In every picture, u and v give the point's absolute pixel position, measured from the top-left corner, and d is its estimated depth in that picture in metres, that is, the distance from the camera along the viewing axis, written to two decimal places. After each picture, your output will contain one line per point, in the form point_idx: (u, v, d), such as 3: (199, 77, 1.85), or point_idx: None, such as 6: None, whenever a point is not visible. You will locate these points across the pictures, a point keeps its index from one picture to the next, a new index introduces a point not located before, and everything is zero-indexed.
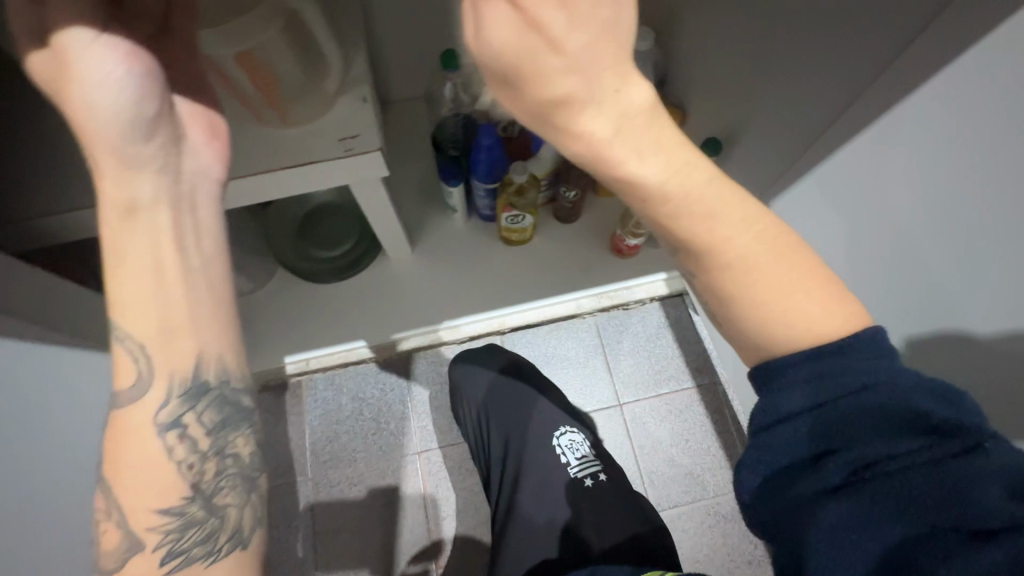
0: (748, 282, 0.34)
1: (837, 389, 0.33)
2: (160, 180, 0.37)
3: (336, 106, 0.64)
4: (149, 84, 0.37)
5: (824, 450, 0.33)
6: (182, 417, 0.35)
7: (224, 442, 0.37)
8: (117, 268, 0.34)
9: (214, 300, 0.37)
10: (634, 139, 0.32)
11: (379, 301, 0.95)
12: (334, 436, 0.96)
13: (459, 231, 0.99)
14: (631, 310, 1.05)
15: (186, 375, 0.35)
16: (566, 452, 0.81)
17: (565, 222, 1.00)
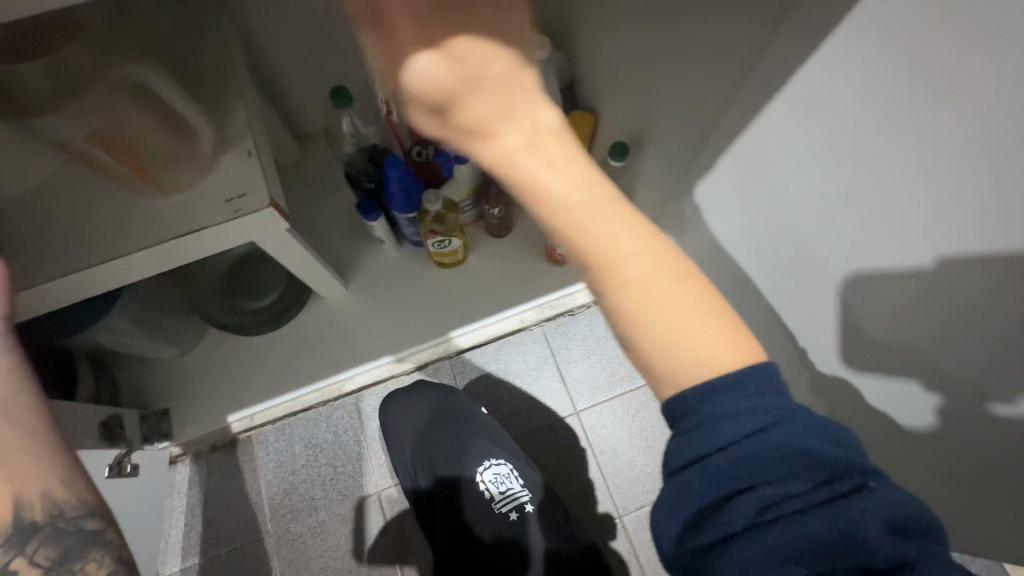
0: (656, 323, 0.31)
1: (764, 421, 0.30)
2: None
3: (219, 165, 0.60)
4: None
5: (735, 489, 0.30)
6: (9, 564, 0.32)
7: (71, 574, 0.33)
8: None
9: (24, 434, 0.33)
10: (546, 155, 0.29)
11: (318, 344, 0.93)
12: (292, 487, 0.94)
13: (391, 262, 0.97)
14: (577, 314, 1.04)
15: (2, 524, 0.31)
16: (490, 487, 0.83)
17: (497, 238, 0.99)
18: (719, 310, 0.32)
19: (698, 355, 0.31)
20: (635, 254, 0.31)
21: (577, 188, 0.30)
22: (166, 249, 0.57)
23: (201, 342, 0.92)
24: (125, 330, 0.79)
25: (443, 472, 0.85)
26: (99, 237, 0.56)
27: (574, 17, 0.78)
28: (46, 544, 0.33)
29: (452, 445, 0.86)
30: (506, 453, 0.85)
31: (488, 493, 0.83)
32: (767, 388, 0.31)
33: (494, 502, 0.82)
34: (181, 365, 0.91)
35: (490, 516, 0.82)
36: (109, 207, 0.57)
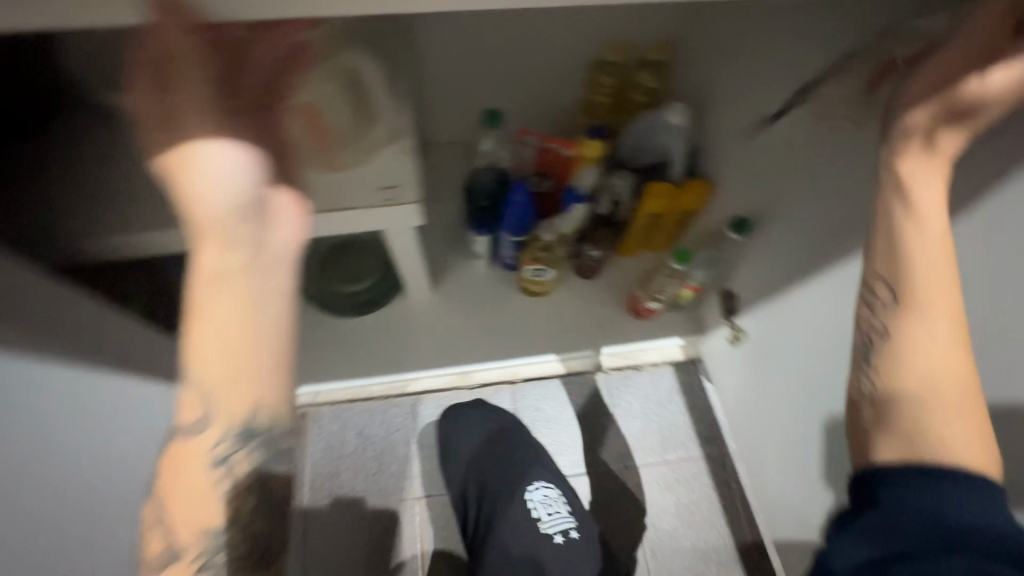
0: (917, 372, 0.42)
1: (973, 509, 0.36)
2: (245, 254, 0.42)
3: (382, 155, 0.64)
4: (257, 170, 0.42)
5: (928, 542, 0.35)
6: (231, 454, 0.45)
7: (263, 475, 0.48)
8: (200, 320, 0.42)
9: (277, 359, 0.45)
10: (926, 193, 0.41)
11: (396, 338, 0.97)
12: (335, 472, 0.95)
13: (480, 277, 1.00)
14: (643, 371, 1.04)
15: (243, 422, 0.44)
16: (538, 507, 0.82)
17: (587, 278, 1.01)
18: (952, 367, 0.41)
19: (944, 406, 0.41)
20: (945, 288, 0.42)
21: (940, 226, 0.41)
22: None
23: None
24: None
25: (493, 490, 0.86)
26: None
27: (719, 91, 0.82)
28: (256, 449, 0.46)
29: (502, 461, 0.88)
30: (557, 479, 0.87)
31: (536, 513, 0.82)
32: (987, 497, 0.36)
33: (542, 523, 0.81)
34: None
35: (533, 534, 0.81)
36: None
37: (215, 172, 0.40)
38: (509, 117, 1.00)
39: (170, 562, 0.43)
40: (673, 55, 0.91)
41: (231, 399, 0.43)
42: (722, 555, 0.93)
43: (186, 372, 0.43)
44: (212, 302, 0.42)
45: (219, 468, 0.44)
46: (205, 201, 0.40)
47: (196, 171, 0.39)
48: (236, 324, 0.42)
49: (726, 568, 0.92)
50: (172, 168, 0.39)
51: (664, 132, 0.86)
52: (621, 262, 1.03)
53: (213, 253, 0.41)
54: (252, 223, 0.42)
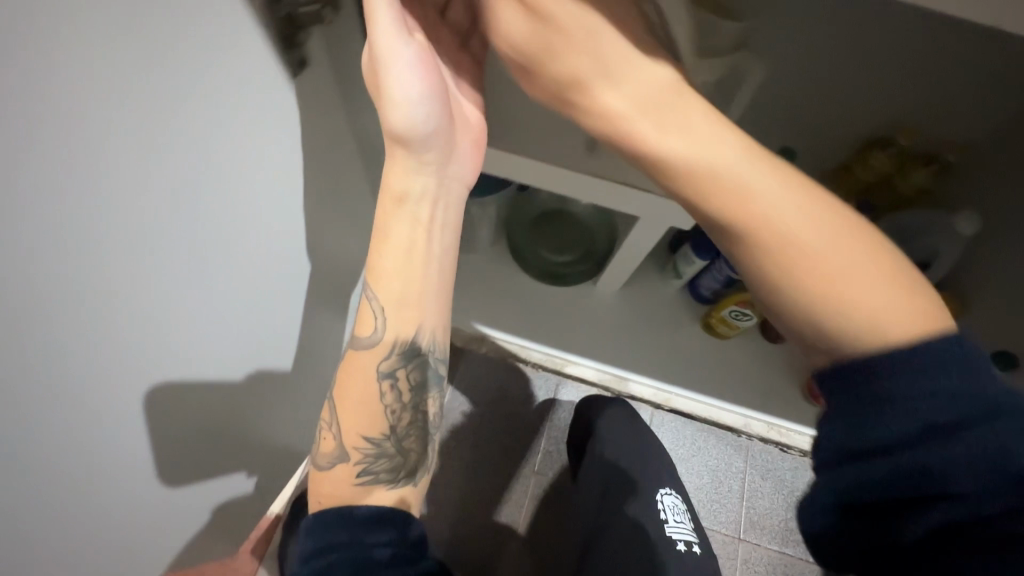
0: (811, 274, 0.40)
1: (911, 388, 0.34)
2: (428, 176, 0.55)
3: None
4: (433, 95, 0.50)
5: (933, 469, 0.33)
6: (395, 371, 0.57)
7: (418, 401, 0.60)
8: (383, 238, 0.55)
9: (445, 282, 0.59)
10: (739, 174, 0.42)
11: (569, 320, 0.98)
12: (469, 415, 1.01)
13: (667, 298, 1.00)
14: (787, 454, 0.99)
15: (411, 340, 0.58)
16: (667, 511, 0.83)
17: (770, 341, 0.98)
18: (866, 279, 0.40)
19: (877, 310, 0.38)
20: (839, 230, 0.41)
21: (805, 213, 0.41)
22: None
23: (487, 254, 1.01)
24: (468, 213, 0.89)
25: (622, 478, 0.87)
26: None
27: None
28: (414, 369, 0.59)
29: (633, 458, 0.90)
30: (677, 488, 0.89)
31: (665, 515, 0.82)
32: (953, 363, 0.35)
33: (669, 525, 0.81)
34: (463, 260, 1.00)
35: (660, 537, 0.79)
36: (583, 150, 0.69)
37: (398, 78, 0.47)
38: None
39: (338, 461, 0.56)
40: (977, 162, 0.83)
41: (398, 317, 0.57)
42: None
43: (370, 291, 0.56)
44: (394, 223, 0.55)
45: (385, 382, 0.57)
46: (399, 124, 0.50)
47: (389, 65, 0.47)
48: (410, 254, 0.56)
49: None
50: (371, 68, 0.48)
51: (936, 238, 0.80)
52: None
53: (405, 171, 0.54)
54: (431, 168, 0.55)
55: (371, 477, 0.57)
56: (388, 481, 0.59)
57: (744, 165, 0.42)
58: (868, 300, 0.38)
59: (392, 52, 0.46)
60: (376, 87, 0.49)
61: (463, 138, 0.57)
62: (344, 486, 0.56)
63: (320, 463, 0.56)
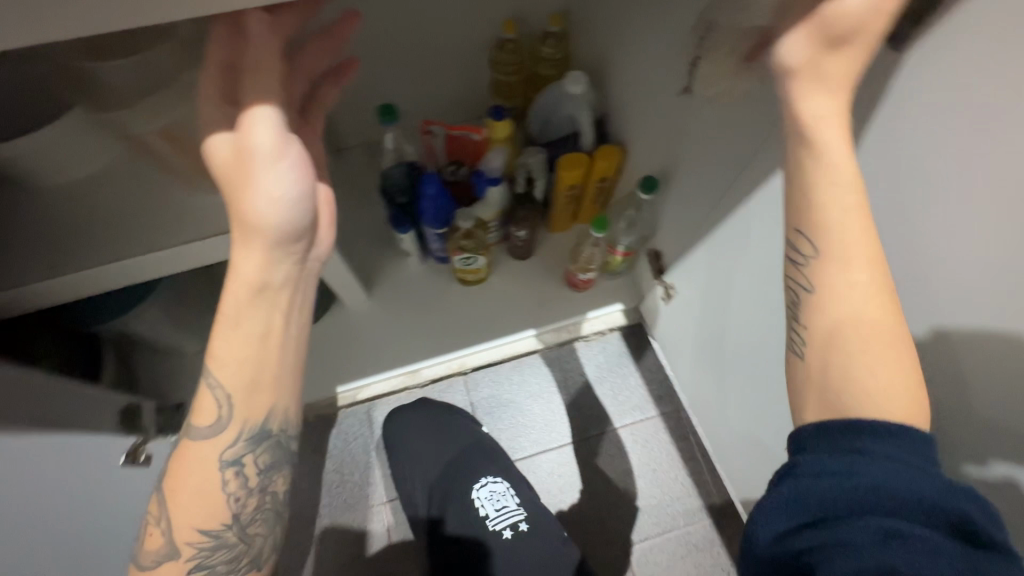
0: (829, 226, 0.37)
1: (877, 459, 0.33)
2: (288, 264, 0.50)
3: None
4: (304, 195, 0.47)
5: (857, 510, 0.32)
6: (240, 457, 0.50)
7: (267, 481, 0.53)
8: (228, 323, 0.48)
9: (284, 364, 0.51)
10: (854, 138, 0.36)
11: (337, 348, 0.96)
12: (299, 492, 0.95)
13: (415, 274, 1.00)
14: (592, 341, 1.06)
15: (257, 422, 0.51)
16: (485, 505, 0.82)
17: (519, 259, 1.01)
18: (868, 247, 0.37)
19: (860, 325, 0.37)
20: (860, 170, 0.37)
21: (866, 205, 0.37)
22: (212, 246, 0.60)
23: None
24: (158, 321, 0.82)
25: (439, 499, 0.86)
26: (153, 229, 0.59)
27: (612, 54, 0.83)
28: (264, 450, 0.52)
29: (437, 460, 0.89)
30: (504, 472, 0.87)
31: (484, 510, 0.82)
32: (908, 449, 0.33)
33: (489, 520, 0.81)
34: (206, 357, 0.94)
35: (484, 533, 0.81)
36: None
37: (269, 200, 0.45)
38: (418, 107, 0.99)
39: (165, 559, 0.48)
40: (571, 24, 0.91)
41: (249, 401, 0.50)
42: (688, 506, 0.95)
43: (209, 375, 0.48)
44: (249, 308, 0.48)
45: (229, 469, 0.50)
46: (260, 216, 0.45)
47: (259, 189, 0.44)
48: (260, 338, 0.49)
49: (694, 518, 0.95)
50: (231, 185, 0.45)
51: (567, 105, 0.86)
52: (554, 240, 1.03)
53: (256, 257, 0.47)
54: (292, 245, 0.49)
55: (206, 573, 0.50)
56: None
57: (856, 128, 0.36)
58: (871, 379, 0.36)
59: (250, 133, 0.42)
60: (238, 175, 0.44)
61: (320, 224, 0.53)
62: None
63: (143, 559, 0.49)
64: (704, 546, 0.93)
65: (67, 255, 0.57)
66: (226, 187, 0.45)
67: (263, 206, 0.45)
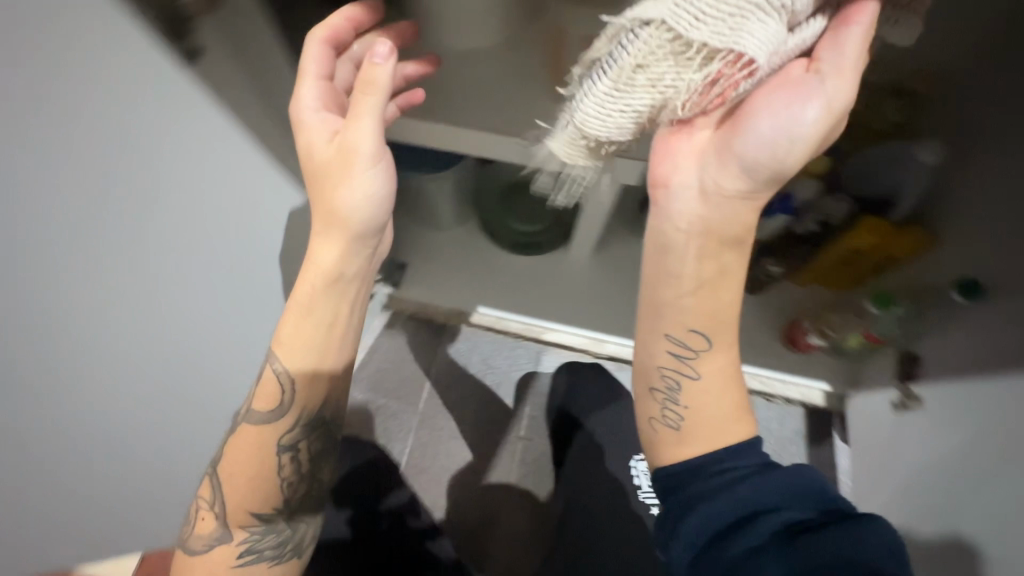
0: (698, 308, 0.46)
1: (750, 479, 0.44)
2: (363, 251, 0.54)
3: None
4: (387, 186, 0.51)
5: (744, 510, 0.42)
6: (295, 443, 0.57)
7: (317, 467, 0.60)
8: (299, 313, 0.54)
9: (330, 356, 0.56)
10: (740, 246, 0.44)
11: (546, 285, 1.00)
12: (455, 388, 1.02)
13: (643, 257, 1.01)
14: (774, 403, 1.00)
15: (309, 407, 0.57)
16: (641, 476, 0.84)
17: (747, 291, 0.98)
18: (714, 321, 0.46)
19: (706, 413, 0.47)
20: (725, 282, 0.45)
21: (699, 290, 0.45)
22: None
23: (459, 230, 1.02)
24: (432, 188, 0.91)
25: (597, 441, 0.89)
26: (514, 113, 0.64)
27: None
28: (311, 440, 0.58)
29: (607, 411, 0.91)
30: None
31: (639, 480, 0.83)
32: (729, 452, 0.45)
33: (642, 490, 0.82)
34: (438, 236, 1.02)
35: (629, 498, 0.82)
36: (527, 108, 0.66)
37: (353, 192, 0.50)
38: None
39: (218, 542, 0.56)
40: None
41: (310, 392, 0.56)
42: None
43: (275, 360, 0.55)
44: (321, 296, 0.54)
45: (286, 454, 0.56)
46: (347, 206, 0.50)
47: (345, 182, 0.49)
48: (328, 324, 0.55)
49: None
50: (317, 164, 0.50)
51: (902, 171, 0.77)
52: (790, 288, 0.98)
53: (334, 250, 0.53)
54: (369, 239, 0.54)
55: (256, 556, 0.57)
56: (274, 566, 0.58)
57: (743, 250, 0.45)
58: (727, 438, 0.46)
59: (355, 134, 0.47)
60: (337, 168, 0.49)
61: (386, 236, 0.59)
62: (226, 566, 0.56)
63: (193, 543, 0.56)
64: None
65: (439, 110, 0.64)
66: (309, 163, 0.51)
67: (345, 198, 0.50)
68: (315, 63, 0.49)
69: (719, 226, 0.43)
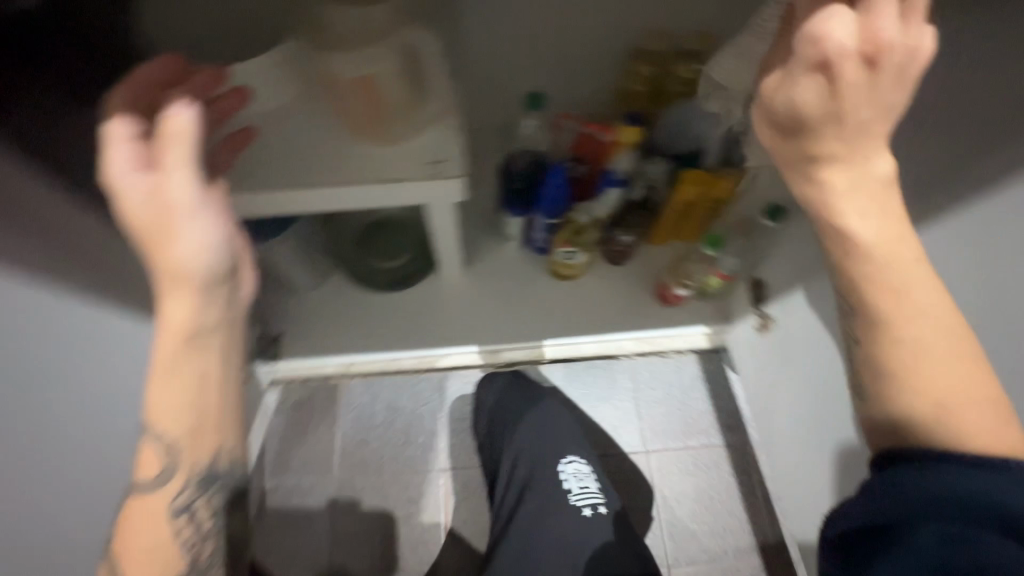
0: (888, 271, 0.41)
1: (947, 474, 0.37)
2: (219, 306, 0.49)
3: (427, 132, 0.67)
4: (221, 235, 0.47)
5: (918, 512, 0.37)
6: (190, 503, 0.51)
7: (216, 525, 0.54)
8: (162, 372, 0.47)
9: (216, 415, 0.50)
10: (860, 206, 0.40)
11: (427, 314, 0.99)
12: (363, 443, 0.99)
13: (511, 259, 1.03)
14: (667, 358, 1.06)
15: (200, 468, 0.51)
16: (571, 480, 0.85)
17: (615, 265, 1.02)
18: (950, 312, 0.41)
19: (961, 393, 0.40)
20: (897, 258, 0.41)
21: (878, 237, 0.40)
22: (363, 192, 0.64)
23: (326, 284, 1.00)
24: (275, 252, 0.88)
25: (527, 473, 0.87)
26: (324, 165, 0.64)
27: None
28: (208, 496, 0.53)
29: (530, 433, 0.91)
30: (586, 455, 0.89)
31: (567, 485, 0.84)
32: (1015, 475, 0.36)
33: (572, 495, 0.83)
34: (304, 298, 0.99)
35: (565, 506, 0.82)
36: (332, 155, 0.65)
37: (188, 244, 0.45)
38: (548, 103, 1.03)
39: None
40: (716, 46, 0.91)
41: (196, 448, 0.50)
42: (739, 541, 0.94)
43: (151, 430, 0.48)
44: (182, 359, 0.47)
45: (181, 517, 0.51)
46: (182, 260, 0.45)
47: (177, 234, 0.45)
48: (196, 387, 0.48)
49: (743, 555, 0.94)
50: (143, 221, 0.44)
51: (699, 124, 0.87)
52: (654, 252, 1.03)
53: (183, 304, 0.46)
54: (219, 290, 0.48)
55: None
56: None
57: (889, 203, 0.40)
58: (931, 378, 0.41)
59: (169, 188, 0.43)
60: (167, 220, 0.44)
61: (247, 269, 0.53)
62: None
63: None
64: None
65: (250, 175, 0.63)
66: (133, 217, 0.44)
67: (180, 248, 0.45)
68: (122, 123, 0.45)
69: (854, 157, 0.38)
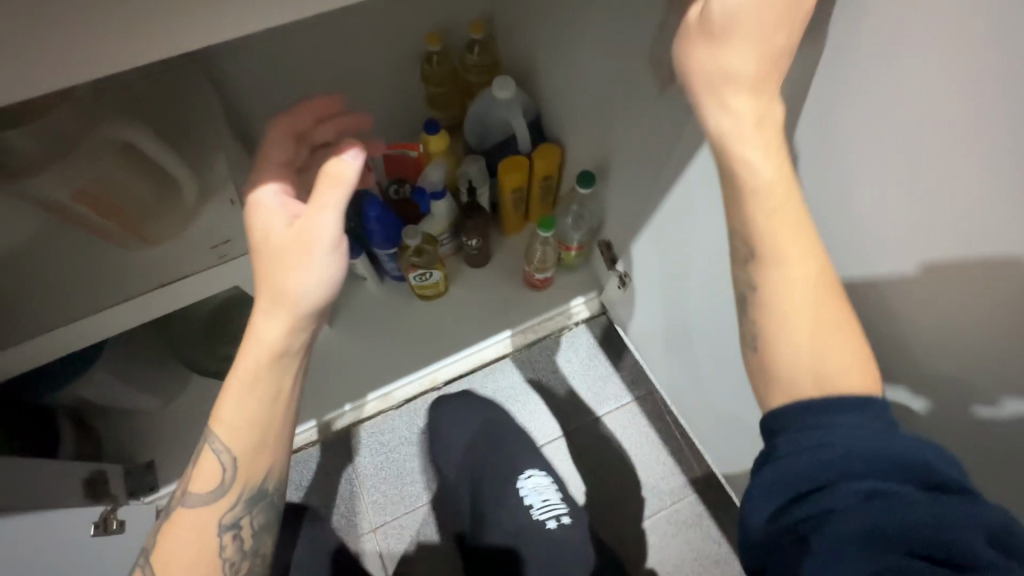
0: (754, 205, 0.39)
1: (854, 437, 0.36)
2: (307, 333, 0.48)
3: (201, 217, 0.63)
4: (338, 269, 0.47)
5: (834, 479, 0.36)
6: (238, 520, 0.50)
7: (258, 544, 0.52)
8: (237, 387, 0.47)
9: (274, 434, 0.49)
10: (758, 141, 0.38)
11: (306, 381, 0.95)
12: None
13: (375, 297, 0.99)
14: (559, 338, 1.07)
15: (251, 485, 0.50)
16: (531, 495, 0.92)
17: (476, 267, 1.02)
18: (812, 282, 0.40)
19: (829, 348, 0.40)
20: (793, 230, 0.39)
21: (777, 177, 0.38)
22: (145, 301, 0.59)
23: (187, 390, 0.93)
24: (106, 383, 0.80)
25: (484, 481, 0.95)
26: (93, 288, 0.59)
27: (540, 63, 0.85)
28: (256, 514, 0.51)
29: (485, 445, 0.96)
30: (547, 467, 0.95)
31: (529, 501, 0.91)
32: (882, 420, 0.37)
33: (535, 510, 0.90)
34: (169, 414, 0.91)
35: (529, 520, 0.90)
36: (101, 275, 0.60)
37: (305, 274, 0.45)
38: (358, 132, 1.00)
39: None
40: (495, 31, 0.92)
41: (253, 464, 0.49)
42: (673, 484, 0.98)
43: (213, 437, 0.47)
44: (266, 373, 0.47)
45: (227, 534, 0.49)
46: (298, 289, 0.45)
47: (300, 264, 0.45)
48: (270, 400, 0.47)
49: (680, 495, 0.97)
50: (280, 246, 0.45)
51: (500, 111, 0.89)
52: (510, 242, 1.04)
53: (277, 325, 0.46)
54: (317, 319, 0.48)
55: None
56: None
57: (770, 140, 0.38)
58: (799, 356, 0.40)
59: (311, 221, 0.44)
60: (295, 253, 0.44)
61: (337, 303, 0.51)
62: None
63: None
64: (692, 521, 0.96)
65: (10, 329, 0.56)
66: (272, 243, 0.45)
67: (296, 278, 0.45)
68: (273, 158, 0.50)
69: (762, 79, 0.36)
